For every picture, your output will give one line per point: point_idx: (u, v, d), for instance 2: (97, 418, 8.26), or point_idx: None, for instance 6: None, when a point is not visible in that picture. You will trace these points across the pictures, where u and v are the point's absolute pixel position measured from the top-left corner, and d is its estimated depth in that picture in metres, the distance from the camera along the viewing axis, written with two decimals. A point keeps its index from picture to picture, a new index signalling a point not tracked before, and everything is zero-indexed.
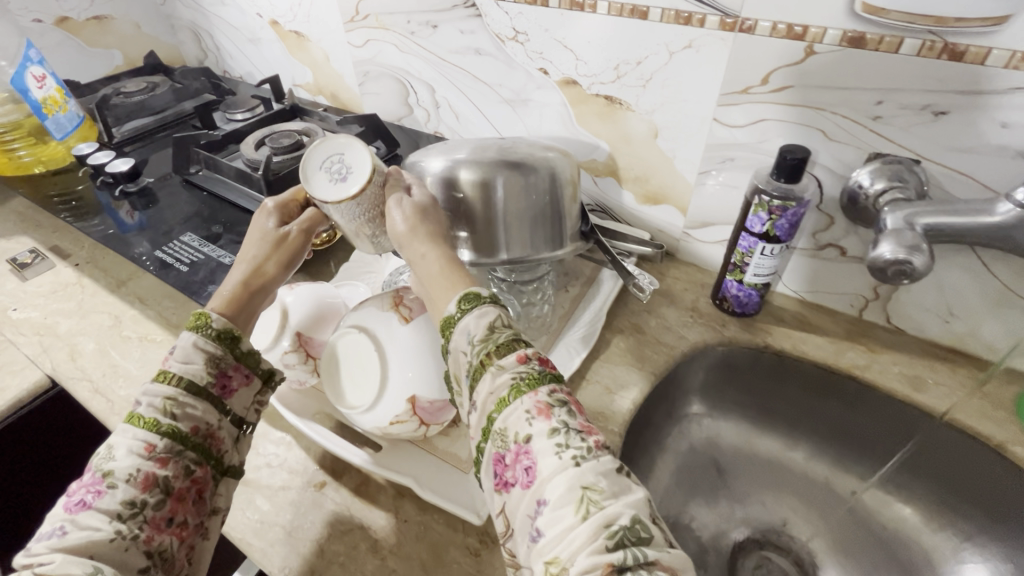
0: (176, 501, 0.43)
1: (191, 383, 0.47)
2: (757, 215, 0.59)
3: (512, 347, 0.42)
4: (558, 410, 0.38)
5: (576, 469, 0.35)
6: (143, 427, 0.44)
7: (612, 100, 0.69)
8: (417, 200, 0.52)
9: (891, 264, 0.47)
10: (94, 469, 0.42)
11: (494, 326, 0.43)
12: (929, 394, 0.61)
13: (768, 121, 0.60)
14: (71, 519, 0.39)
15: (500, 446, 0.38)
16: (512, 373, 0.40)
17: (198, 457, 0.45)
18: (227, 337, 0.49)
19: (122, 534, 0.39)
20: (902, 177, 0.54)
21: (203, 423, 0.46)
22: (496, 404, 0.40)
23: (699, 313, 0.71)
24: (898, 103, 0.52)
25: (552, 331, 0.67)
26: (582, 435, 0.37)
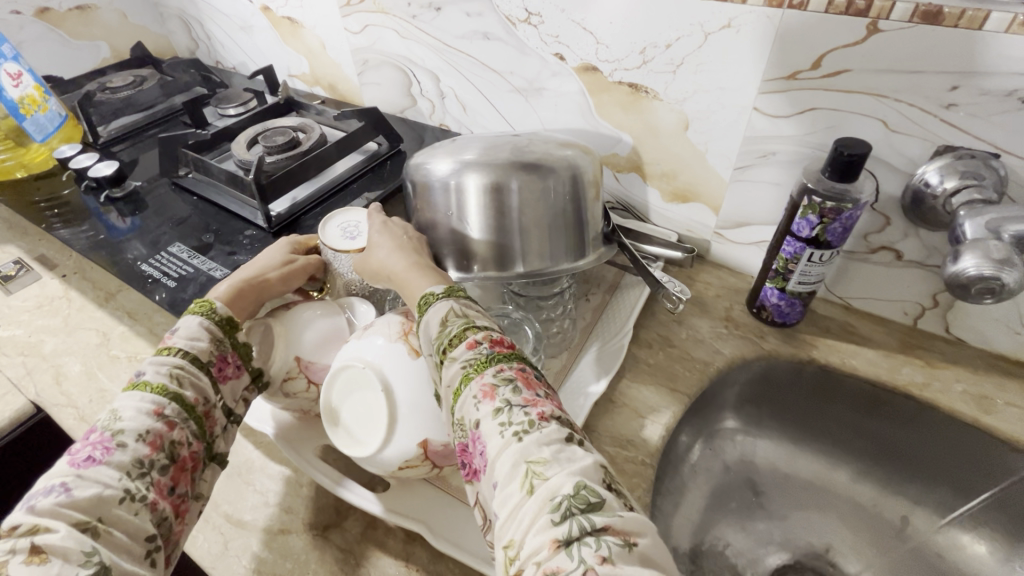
0: (178, 470, 0.40)
1: (196, 356, 0.45)
2: (805, 219, 0.53)
3: (461, 336, 0.41)
4: (502, 388, 0.37)
5: (518, 444, 0.34)
6: (150, 392, 0.41)
7: (637, 88, 0.62)
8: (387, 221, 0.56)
9: (975, 280, 0.41)
10: (99, 428, 0.39)
11: (446, 317, 0.43)
12: (998, 416, 0.54)
13: (819, 110, 0.53)
14: (78, 474, 0.36)
15: (461, 436, 0.37)
16: (461, 361, 0.39)
17: (200, 432, 0.43)
18: (227, 324, 0.48)
19: (131, 494, 0.36)
20: (978, 174, 0.47)
21: (206, 397, 0.44)
22: (451, 396, 0.39)
23: (734, 323, 0.65)
24: (977, 89, 0.45)
25: (575, 348, 0.61)
26: (525, 409, 0.35)
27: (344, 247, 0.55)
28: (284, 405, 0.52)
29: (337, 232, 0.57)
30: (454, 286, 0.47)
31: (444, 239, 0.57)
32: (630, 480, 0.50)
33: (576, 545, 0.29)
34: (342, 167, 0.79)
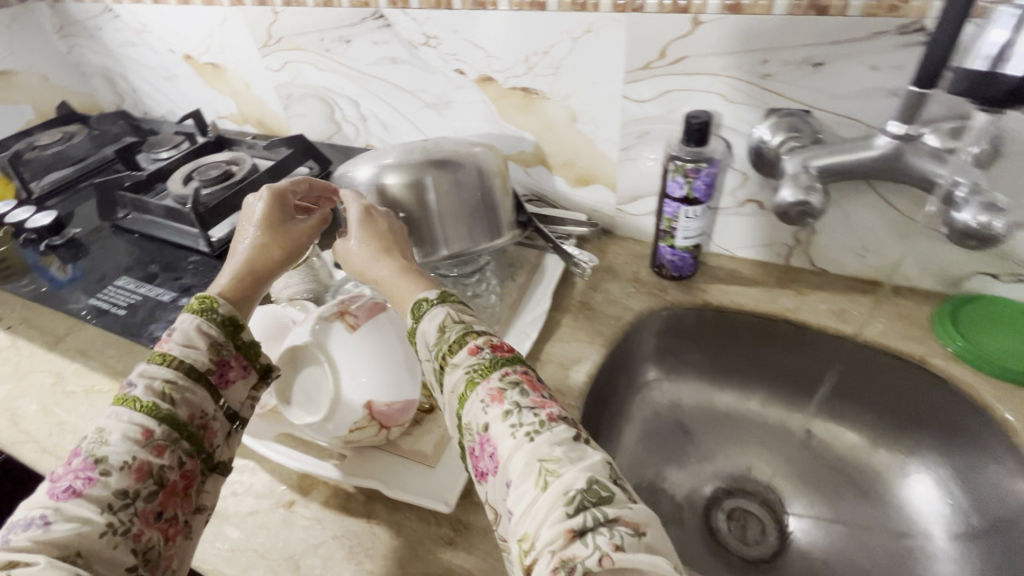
0: (167, 494, 0.40)
1: (192, 367, 0.45)
2: (675, 180, 0.63)
3: (463, 339, 0.44)
4: (509, 391, 0.40)
5: (530, 444, 0.36)
6: (139, 411, 0.41)
7: (528, 92, 0.72)
8: (377, 225, 0.57)
9: (793, 205, 0.51)
10: (82, 454, 0.38)
11: (443, 326, 0.46)
12: (855, 324, 0.65)
13: (673, 92, 0.64)
14: (56, 508, 0.35)
15: (470, 438, 0.40)
16: (467, 365, 0.42)
17: (194, 447, 0.43)
18: (230, 325, 0.48)
19: (114, 528, 0.36)
20: (797, 127, 0.58)
21: (200, 411, 0.44)
22: (458, 400, 0.42)
23: (641, 282, 0.74)
24: (781, 60, 0.57)
25: (503, 320, 0.68)
26: (534, 411, 0.38)
27: None
28: None
29: None
30: (446, 292, 0.50)
31: None
32: None
33: (590, 534, 0.32)
34: None
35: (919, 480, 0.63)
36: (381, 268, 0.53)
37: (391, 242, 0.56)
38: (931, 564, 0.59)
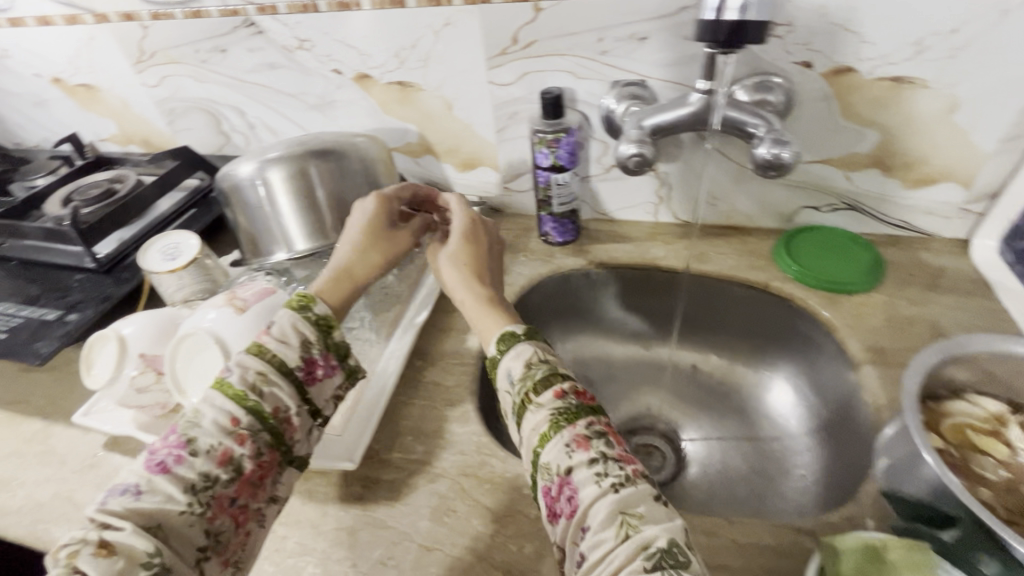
0: (243, 483, 0.44)
1: (281, 363, 0.47)
2: (541, 151, 0.70)
3: (551, 378, 0.46)
4: (595, 441, 0.42)
5: (614, 495, 0.39)
6: (230, 398, 0.45)
7: (404, 85, 0.77)
8: (463, 244, 0.58)
9: (631, 158, 0.59)
10: (179, 430, 0.43)
11: (529, 363, 0.47)
12: (712, 262, 0.75)
13: (531, 74, 0.71)
14: (148, 480, 0.41)
15: (546, 478, 0.42)
16: (548, 408, 0.44)
17: (275, 440, 0.46)
18: (321, 326, 0.50)
19: (192, 508, 0.40)
20: (637, 95, 0.67)
21: (284, 406, 0.47)
22: (538, 438, 0.43)
23: (531, 252, 0.80)
24: (613, 38, 0.65)
25: (402, 299, 0.71)
26: (621, 464, 0.40)
27: (164, 264, 0.63)
28: (138, 405, 0.55)
29: (172, 245, 0.66)
30: (532, 328, 0.51)
31: (265, 228, 0.68)
32: (459, 378, 0.63)
33: None
34: (164, 205, 0.84)
35: (775, 386, 0.74)
36: (467, 294, 0.55)
37: (479, 263, 0.58)
38: (792, 454, 0.68)
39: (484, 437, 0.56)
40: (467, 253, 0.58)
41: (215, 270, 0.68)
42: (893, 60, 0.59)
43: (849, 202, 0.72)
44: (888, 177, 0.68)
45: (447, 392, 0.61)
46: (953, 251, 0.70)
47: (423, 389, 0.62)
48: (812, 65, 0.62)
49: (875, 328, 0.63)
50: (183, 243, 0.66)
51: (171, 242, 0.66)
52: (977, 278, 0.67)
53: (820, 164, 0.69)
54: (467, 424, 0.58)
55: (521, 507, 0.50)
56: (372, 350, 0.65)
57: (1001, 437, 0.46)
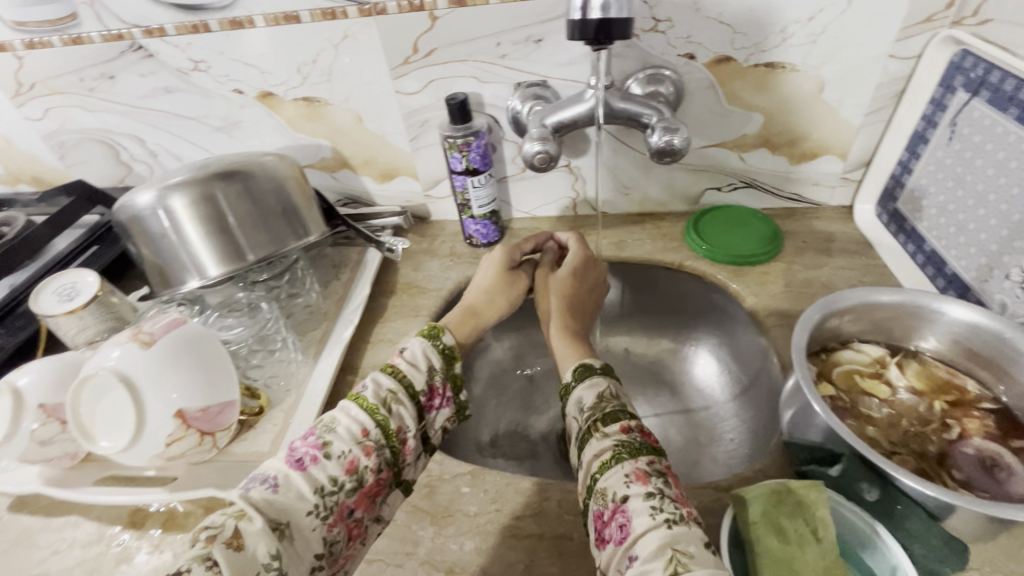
0: (361, 496, 0.45)
1: (411, 386, 0.51)
2: (454, 156, 0.71)
3: (614, 416, 0.48)
4: (655, 478, 0.43)
5: (667, 529, 0.39)
6: (363, 410, 0.48)
7: (310, 100, 0.76)
8: (565, 279, 0.66)
9: (536, 156, 0.61)
10: (318, 432, 0.47)
11: (601, 395, 0.50)
12: (630, 248, 0.78)
13: (436, 81, 0.72)
14: (286, 474, 0.44)
15: (601, 504, 0.43)
16: (614, 439, 0.46)
17: (393, 459, 0.48)
18: (448, 355, 0.55)
19: (318, 510, 0.42)
20: (540, 95, 0.70)
21: (406, 426, 0.49)
22: (598, 465, 0.45)
23: (457, 256, 0.81)
24: (510, 41, 0.67)
25: (328, 315, 0.70)
26: (676, 504, 0.41)
27: (60, 306, 0.59)
28: (44, 458, 0.53)
29: (69, 284, 0.62)
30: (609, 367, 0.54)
31: (174, 256, 0.66)
32: None
33: None
34: (61, 244, 0.78)
35: (698, 356, 0.79)
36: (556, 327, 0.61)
37: (575, 302, 0.65)
38: (721, 420, 0.72)
39: None
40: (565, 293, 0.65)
41: (122, 306, 0.64)
42: (764, 47, 0.64)
43: (746, 180, 0.77)
44: (776, 154, 0.73)
45: None
46: (841, 217, 0.77)
47: None
48: (695, 57, 0.66)
49: (776, 295, 0.68)
50: (81, 282, 0.62)
51: (68, 282, 0.62)
52: (862, 238, 0.73)
53: (715, 147, 0.74)
54: None
55: (460, 506, 0.51)
56: (298, 370, 0.64)
57: (883, 377, 0.51)
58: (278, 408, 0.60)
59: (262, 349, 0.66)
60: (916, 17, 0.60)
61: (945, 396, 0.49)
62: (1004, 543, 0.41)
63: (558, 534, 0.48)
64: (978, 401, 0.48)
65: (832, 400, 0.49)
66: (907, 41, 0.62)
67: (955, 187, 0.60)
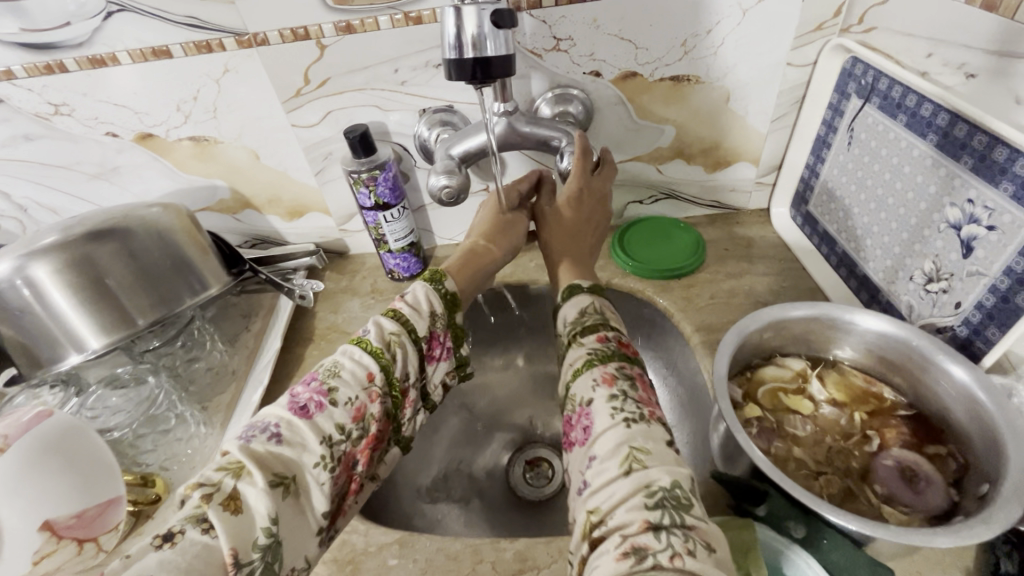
0: (365, 445, 0.46)
1: (414, 330, 0.51)
2: (361, 192, 0.66)
3: (593, 328, 0.49)
4: (620, 381, 0.45)
5: (625, 428, 0.41)
6: (363, 350, 0.48)
7: (197, 140, 0.69)
8: (569, 217, 0.63)
9: (443, 190, 0.57)
10: (320, 378, 0.46)
11: (584, 310, 0.51)
12: None
13: (335, 112, 0.67)
14: (289, 420, 0.43)
15: (570, 409, 0.46)
16: (589, 348, 0.47)
17: (392, 409, 0.49)
18: (451, 301, 0.55)
19: (325, 460, 0.42)
20: (447, 121, 0.66)
21: (408, 377, 0.50)
22: (572, 372, 0.47)
23: (379, 292, 0.77)
24: (408, 67, 0.63)
25: (237, 376, 0.64)
26: (639, 403, 0.43)
27: None
28: None
29: None
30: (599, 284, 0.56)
31: (46, 328, 0.58)
32: None
33: (664, 531, 0.35)
34: None
35: None
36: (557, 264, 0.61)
37: (579, 235, 0.62)
38: None
39: None
40: (567, 230, 0.62)
41: None
42: (667, 61, 0.64)
43: (665, 191, 0.77)
44: (692, 164, 0.73)
45: None
46: (759, 221, 0.77)
47: None
48: (601, 74, 0.65)
49: (702, 308, 0.67)
50: None
51: None
52: (780, 242, 0.74)
53: (631, 161, 0.73)
54: None
55: None
56: (203, 445, 0.57)
57: (806, 392, 0.51)
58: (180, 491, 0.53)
59: (152, 432, 0.58)
60: (808, 26, 0.61)
61: (865, 406, 0.49)
62: (929, 554, 0.42)
63: None
64: (895, 409, 0.48)
65: (759, 422, 0.48)
66: (801, 50, 0.62)
67: (857, 190, 0.60)
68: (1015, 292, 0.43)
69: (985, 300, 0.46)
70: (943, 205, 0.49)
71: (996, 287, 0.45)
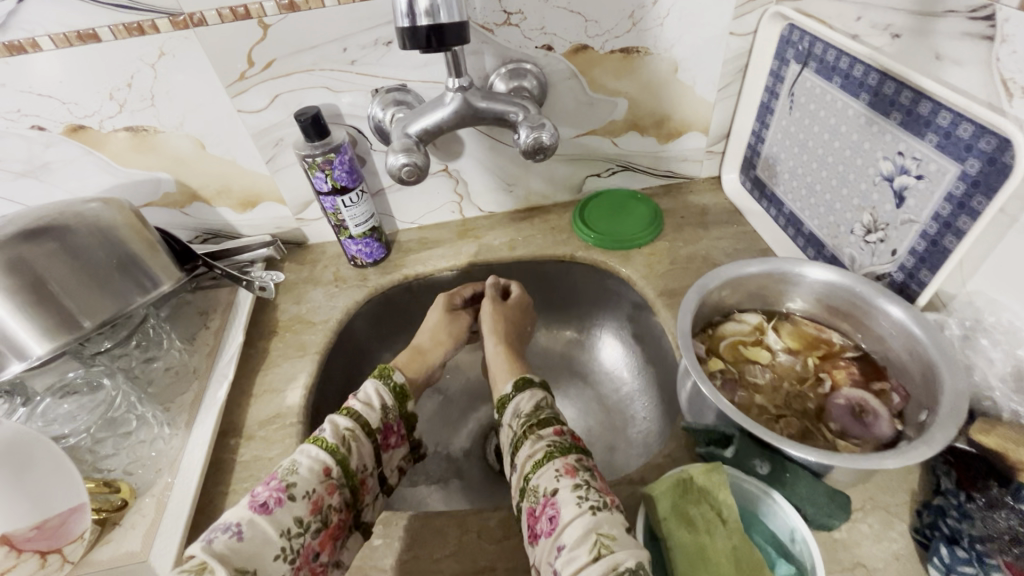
0: (326, 538, 0.43)
1: (367, 425, 0.49)
2: (317, 176, 0.64)
3: (547, 420, 0.49)
4: (582, 472, 0.44)
5: (591, 516, 0.39)
6: (317, 446, 0.46)
7: (135, 130, 0.65)
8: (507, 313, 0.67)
9: (403, 167, 0.56)
10: (280, 475, 0.43)
11: (538, 403, 0.51)
12: (522, 248, 0.77)
13: (283, 95, 0.65)
14: (251, 520, 0.40)
15: (532, 500, 0.43)
16: (547, 440, 0.47)
17: (352, 499, 0.46)
18: (399, 395, 0.53)
19: (285, 553, 0.40)
20: (401, 100, 0.65)
21: (364, 467, 0.48)
22: (532, 464, 0.45)
23: (342, 280, 0.75)
24: (357, 46, 0.62)
25: (197, 374, 0.62)
26: (601, 492, 0.42)
27: None
28: None
29: None
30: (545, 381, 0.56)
31: None
32: (284, 444, 0.57)
33: None
34: None
35: (605, 342, 0.80)
36: (493, 350, 0.62)
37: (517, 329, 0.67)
38: (632, 400, 0.74)
39: None
40: (500, 317, 0.66)
41: None
42: (617, 34, 0.65)
43: (622, 164, 0.78)
44: (646, 136, 0.75)
45: (270, 464, 0.55)
46: (711, 188, 0.80)
47: (244, 470, 0.55)
48: (553, 48, 0.65)
49: (663, 274, 0.70)
50: None
51: None
52: (732, 207, 0.77)
53: (587, 135, 0.74)
54: None
55: (374, 561, 0.47)
56: (168, 446, 0.55)
57: (763, 344, 0.53)
58: (148, 494, 0.52)
59: (112, 434, 0.56)
60: None
61: (816, 352, 0.52)
62: (879, 480, 0.46)
63: (480, 568, 0.46)
64: (842, 352, 0.52)
65: (722, 374, 0.51)
66: (742, 19, 0.65)
67: (800, 152, 0.63)
68: (942, 236, 0.47)
69: (917, 245, 0.50)
70: (877, 159, 0.52)
71: (926, 232, 0.48)
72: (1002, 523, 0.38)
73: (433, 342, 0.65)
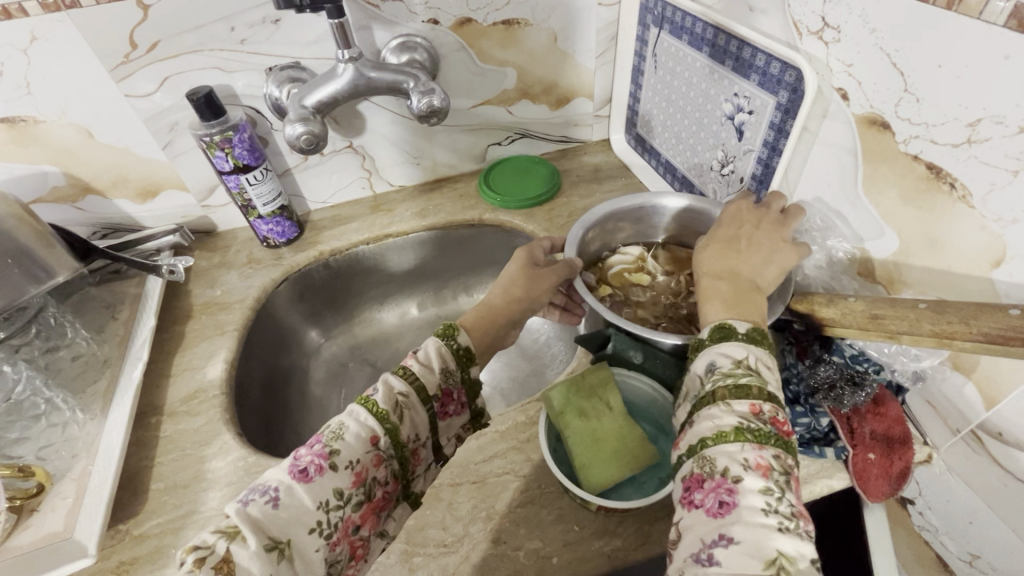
0: (368, 510, 0.39)
1: (423, 388, 0.42)
2: (216, 156, 0.65)
3: (746, 390, 0.35)
4: (777, 475, 0.32)
5: (777, 533, 0.30)
6: (370, 412, 0.40)
7: (11, 121, 0.63)
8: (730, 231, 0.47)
9: (303, 137, 0.60)
10: (325, 439, 0.38)
11: (742, 364, 0.36)
12: (432, 215, 0.81)
13: (172, 77, 0.65)
14: (289, 488, 0.36)
15: (702, 468, 0.33)
16: (735, 415, 0.34)
17: (401, 470, 0.41)
18: (464, 356, 0.45)
19: (321, 527, 0.36)
20: (295, 78, 0.67)
21: (416, 436, 0.42)
22: (716, 434, 0.34)
23: (256, 262, 0.76)
24: (244, 24, 0.63)
25: (108, 363, 0.60)
26: (793, 510, 0.31)
27: None
28: None
29: None
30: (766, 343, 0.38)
31: None
32: (209, 414, 0.58)
33: None
34: None
35: None
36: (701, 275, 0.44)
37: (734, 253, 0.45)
38: (550, 345, 0.81)
39: (247, 459, 0.53)
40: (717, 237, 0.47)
41: None
42: (496, 7, 0.70)
43: (519, 131, 0.84)
44: (538, 103, 0.81)
45: (197, 433, 0.56)
46: (603, 149, 0.88)
47: (168, 443, 0.55)
48: (439, 22, 0.69)
49: (563, 226, 0.77)
50: None
51: None
52: (620, 163, 0.85)
53: (483, 104, 0.79)
54: (229, 453, 0.54)
55: None
56: (84, 431, 0.55)
57: (645, 269, 0.61)
58: (67, 478, 0.51)
59: (20, 418, 0.56)
60: None
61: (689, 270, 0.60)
62: None
63: None
64: None
65: (611, 298, 0.58)
66: None
67: (667, 106, 0.72)
68: (771, 158, 0.57)
69: (756, 170, 0.59)
70: (721, 102, 0.61)
71: (761, 157, 0.58)
72: (823, 375, 0.48)
73: (504, 295, 0.51)
